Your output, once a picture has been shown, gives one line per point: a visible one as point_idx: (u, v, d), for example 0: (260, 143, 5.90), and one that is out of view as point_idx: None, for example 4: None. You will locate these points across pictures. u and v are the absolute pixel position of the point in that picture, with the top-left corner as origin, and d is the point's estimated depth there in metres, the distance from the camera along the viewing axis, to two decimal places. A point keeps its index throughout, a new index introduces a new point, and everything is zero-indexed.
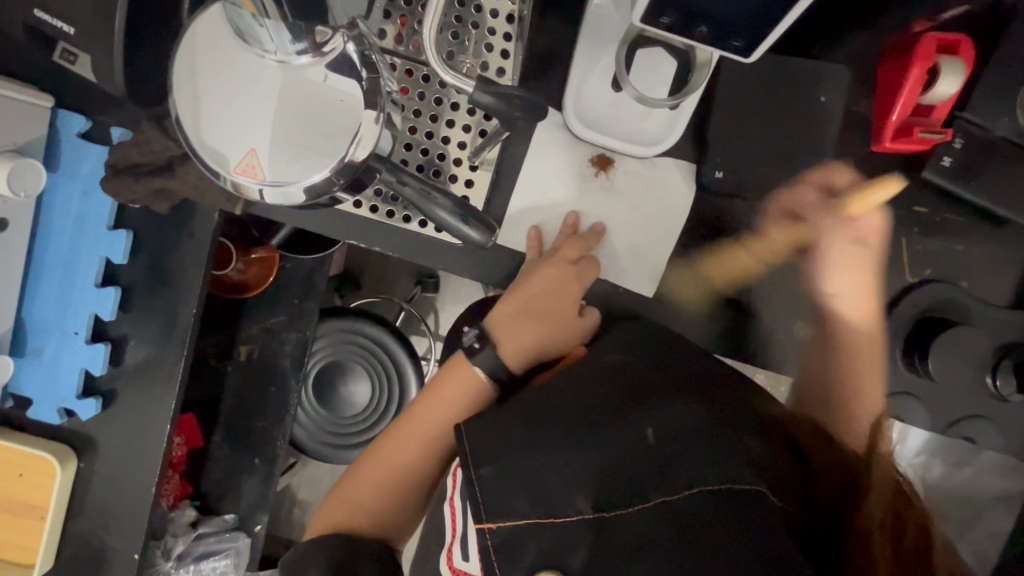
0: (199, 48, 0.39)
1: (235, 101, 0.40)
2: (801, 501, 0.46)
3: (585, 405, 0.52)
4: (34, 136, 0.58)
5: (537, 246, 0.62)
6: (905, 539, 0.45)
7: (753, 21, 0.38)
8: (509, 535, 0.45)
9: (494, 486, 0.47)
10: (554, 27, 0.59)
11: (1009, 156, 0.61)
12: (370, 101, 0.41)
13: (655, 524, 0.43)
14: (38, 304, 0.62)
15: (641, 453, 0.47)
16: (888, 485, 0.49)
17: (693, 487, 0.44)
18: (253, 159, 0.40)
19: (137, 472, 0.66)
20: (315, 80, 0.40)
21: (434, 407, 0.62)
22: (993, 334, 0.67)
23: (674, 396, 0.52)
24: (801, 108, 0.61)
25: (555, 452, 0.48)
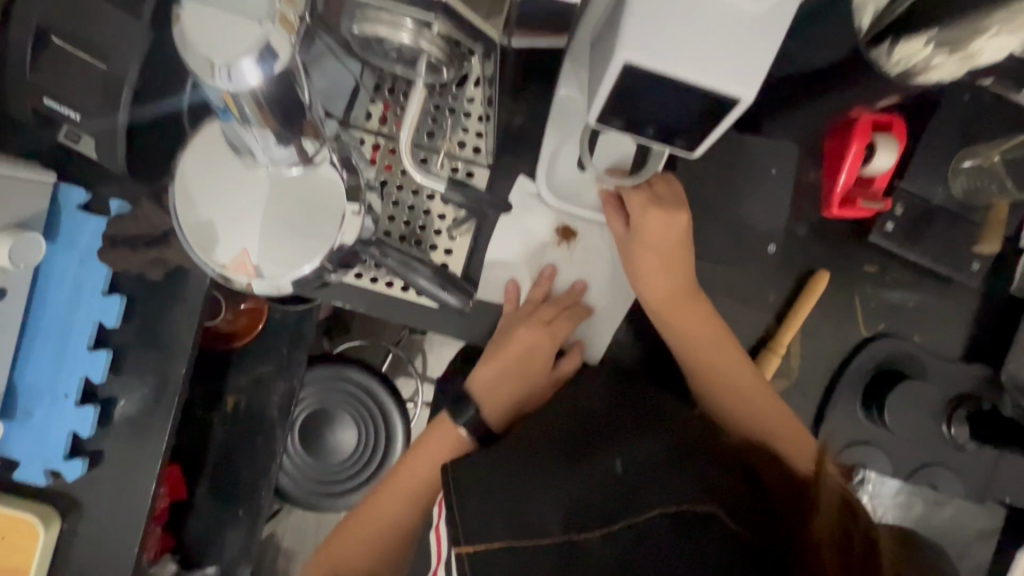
0: (201, 165, 0.43)
1: (232, 206, 0.43)
2: (761, 524, 0.49)
3: (555, 442, 0.54)
4: (36, 210, 0.61)
5: (514, 300, 0.65)
6: (853, 549, 0.45)
7: (690, 125, 0.43)
8: (484, 561, 0.47)
9: (473, 513, 0.49)
10: (527, 108, 0.64)
11: (945, 221, 0.66)
12: (352, 194, 0.43)
13: (621, 546, 0.45)
14: (31, 368, 0.64)
15: (610, 485, 0.50)
16: (837, 504, 0.50)
17: (655, 511, 0.47)
18: (246, 256, 0.43)
19: (122, 531, 0.67)
20: (303, 183, 0.43)
21: (416, 458, 0.64)
22: (947, 386, 0.71)
23: (642, 428, 0.55)
24: (757, 178, 0.66)
25: (529, 487, 0.50)
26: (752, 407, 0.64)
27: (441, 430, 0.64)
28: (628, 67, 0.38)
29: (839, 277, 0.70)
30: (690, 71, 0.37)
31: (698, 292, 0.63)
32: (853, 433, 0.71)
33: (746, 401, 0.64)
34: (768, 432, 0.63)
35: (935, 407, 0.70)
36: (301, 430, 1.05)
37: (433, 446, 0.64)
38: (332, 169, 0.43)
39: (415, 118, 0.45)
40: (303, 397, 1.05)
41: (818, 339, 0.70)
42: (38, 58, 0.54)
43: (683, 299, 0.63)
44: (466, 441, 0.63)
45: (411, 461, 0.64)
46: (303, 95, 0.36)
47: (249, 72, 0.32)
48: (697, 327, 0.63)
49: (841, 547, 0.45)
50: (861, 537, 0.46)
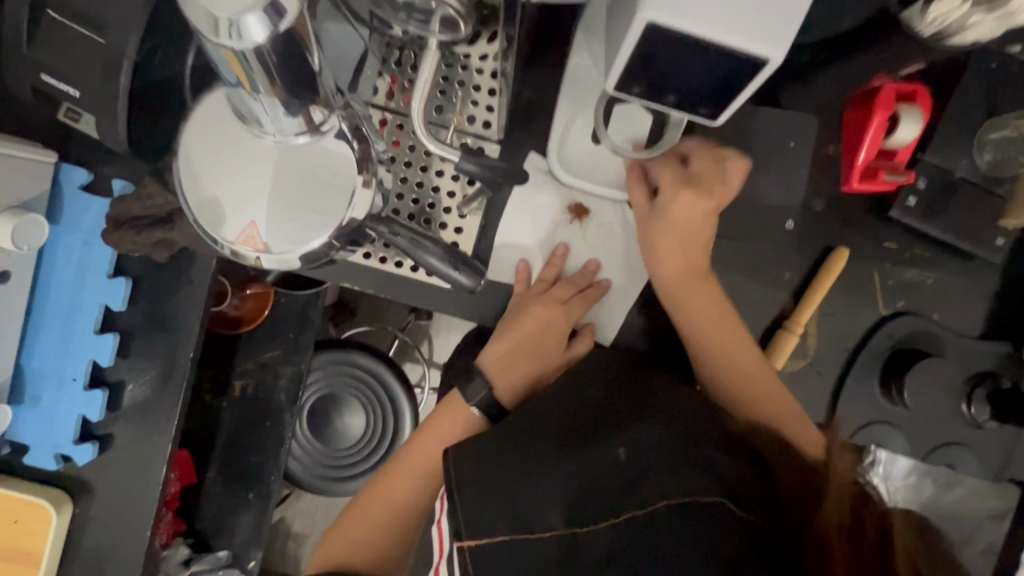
0: (205, 132, 0.41)
1: (236, 177, 0.41)
2: (767, 510, 0.47)
3: (557, 428, 0.53)
4: (39, 191, 0.60)
5: (526, 280, 0.64)
6: (864, 536, 0.45)
7: (714, 92, 0.41)
8: (487, 552, 0.48)
9: (475, 505, 0.49)
10: (539, 81, 0.62)
11: (968, 195, 0.65)
12: (363, 167, 0.43)
13: (625, 538, 0.45)
14: (38, 351, 0.63)
15: (613, 475, 0.49)
16: (846, 492, 0.49)
17: (656, 502, 0.45)
18: (254, 230, 0.42)
19: (133, 515, 0.66)
20: (312, 155, 0.42)
21: (427, 437, 0.63)
22: (966, 365, 0.70)
23: (647, 413, 0.53)
24: (775, 152, 0.64)
25: (531, 479, 0.50)
26: (761, 388, 0.63)
27: (453, 409, 0.64)
28: (651, 28, 0.36)
29: (858, 254, 0.68)
30: (721, 33, 0.35)
31: (708, 268, 0.62)
32: (870, 413, 0.70)
33: (751, 382, 0.63)
34: (781, 415, 0.61)
35: (955, 386, 0.69)
36: (309, 416, 1.05)
37: (444, 425, 0.63)
38: (340, 140, 0.42)
39: (426, 90, 0.44)
40: (310, 383, 1.04)
41: (836, 318, 0.69)
42: (36, 31, 0.53)
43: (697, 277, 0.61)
44: (479, 419, 0.63)
45: (422, 440, 0.63)
46: (314, 59, 0.35)
47: (256, 30, 0.29)
48: (706, 307, 0.62)
49: (851, 537, 0.45)
50: (873, 525, 0.46)
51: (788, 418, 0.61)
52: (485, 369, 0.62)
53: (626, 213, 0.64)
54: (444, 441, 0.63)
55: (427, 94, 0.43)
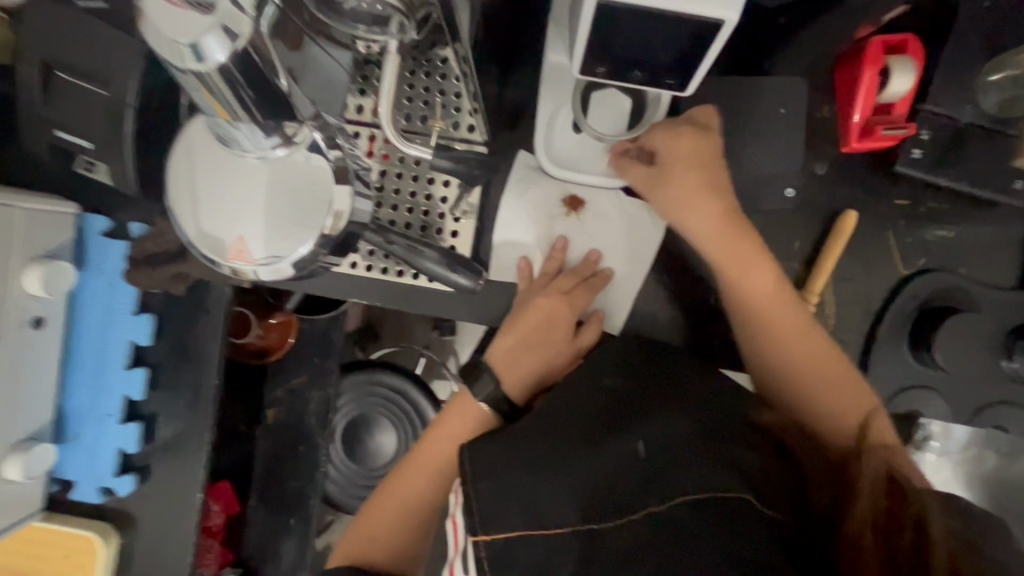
0: (187, 159, 0.40)
1: (220, 196, 0.40)
2: (789, 509, 0.46)
3: (576, 424, 0.51)
4: (63, 240, 0.64)
5: (528, 276, 0.64)
6: (903, 540, 0.41)
7: (678, 62, 0.41)
8: (503, 548, 0.44)
9: (490, 501, 0.46)
10: (519, 81, 0.64)
11: (980, 140, 0.62)
12: (340, 176, 0.41)
13: (647, 536, 0.43)
14: (76, 392, 0.67)
15: (634, 469, 0.47)
16: (880, 484, 0.47)
17: (680, 498, 0.44)
18: (244, 244, 0.41)
19: (176, 541, 0.69)
20: (290, 166, 0.40)
21: (439, 436, 0.64)
22: (1005, 318, 0.66)
23: (668, 409, 0.52)
24: (766, 120, 0.63)
25: (546, 475, 0.47)
26: (797, 354, 0.59)
27: (461, 408, 0.64)
28: (602, 4, 0.36)
29: (867, 215, 0.66)
30: (681, 1, 0.35)
31: (738, 219, 0.59)
32: (902, 378, 0.67)
33: (782, 350, 0.59)
34: (804, 398, 0.59)
35: (991, 342, 0.65)
36: (342, 437, 1.06)
37: (455, 424, 0.63)
38: (314, 152, 0.40)
39: (393, 88, 0.44)
40: (340, 406, 1.06)
41: (853, 283, 0.67)
42: (48, 91, 0.57)
43: (732, 236, 0.59)
44: (489, 416, 0.62)
45: (435, 438, 0.64)
46: (282, 80, 0.34)
47: (218, 50, 0.29)
48: (741, 272, 0.59)
49: (886, 539, 0.42)
50: (910, 521, 0.42)
51: (825, 393, 0.58)
52: (495, 368, 0.62)
53: (621, 199, 0.64)
54: (456, 437, 0.63)
55: (394, 91, 0.44)
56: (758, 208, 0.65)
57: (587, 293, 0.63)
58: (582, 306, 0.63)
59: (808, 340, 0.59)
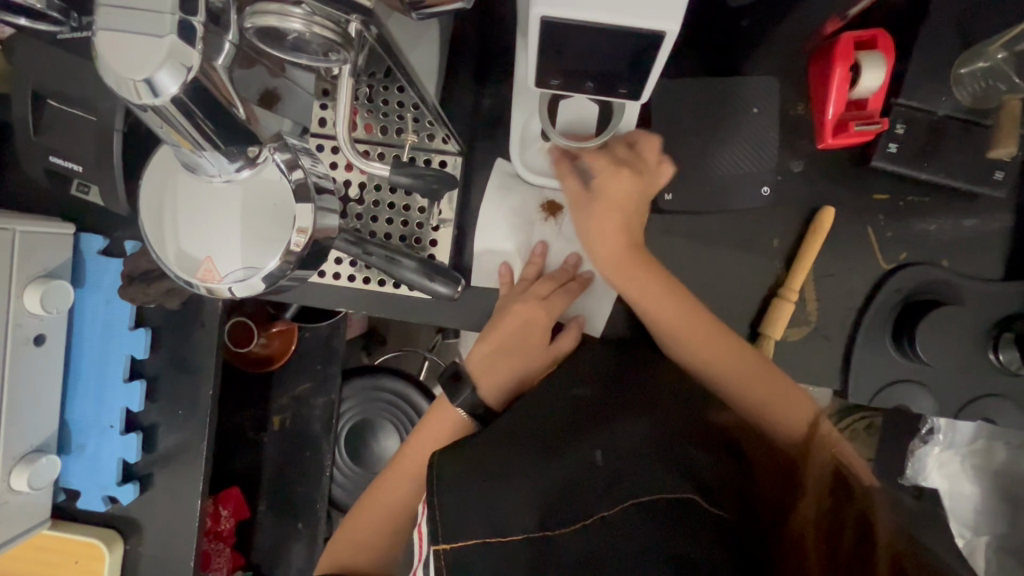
0: (152, 185, 0.41)
1: (188, 217, 0.41)
2: (738, 508, 0.46)
3: (539, 433, 0.53)
4: (62, 260, 0.67)
5: (508, 282, 0.65)
6: (843, 537, 0.42)
7: (629, 72, 0.43)
8: (461, 555, 0.46)
9: (454, 509, 0.48)
10: (494, 89, 0.65)
11: (958, 132, 0.62)
12: (303, 194, 0.41)
13: (600, 541, 0.44)
14: (79, 404, 0.70)
15: (591, 475, 0.48)
16: (826, 482, 0.47)
17: (630, 501, 0.45)
18: (212, 264, 0.41)
19: (180, 547, 0.72)
20: (255, 187, 0.40)
21: (420, 442, 0.65)
22: (990, 310, 0.65)
23: (622, 413, 0.53)
24: (741, 120, 0.63)
25: (504, 480, 0.49)
26: (743, 358, 0.60)
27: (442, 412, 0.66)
28: (547, 22, 0.38)
29: (848, 211, 0.66)
30: (620, 15, 0.36)
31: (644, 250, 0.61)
32: (888, 373, 0.66)
33: (732, 355, 0.60)
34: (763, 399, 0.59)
35: (976, 334, 0.65)
36: (346, 443, 1.08)
37: (435, 429, 0.65)
38: (277, 171, 0.41)
39: (349, 104, 0.45)
40: (343, 411, 1.07)
41: (836, 279, 0.67)
42: (40, 120, 0.60)
43: (646, 275, 0.60)
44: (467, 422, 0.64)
45: (416, 443, 0.65)
46: (238, 110, 0.36)
47: (171, 83, 0.31)
48: (681, 290, 0.60)
49: (828, 532, 0.42)
50: (853, 520, 0.42)
51: (772, 398, 0.59)
52: (472, 372, 0.64)
53: None
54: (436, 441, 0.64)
55: (350, 106, 0.45)
56: (740, 207, 0.65)
57: (562, 297, 0.64)
58: (560, 311, 0.64)
59: (739, 348, 0.60)
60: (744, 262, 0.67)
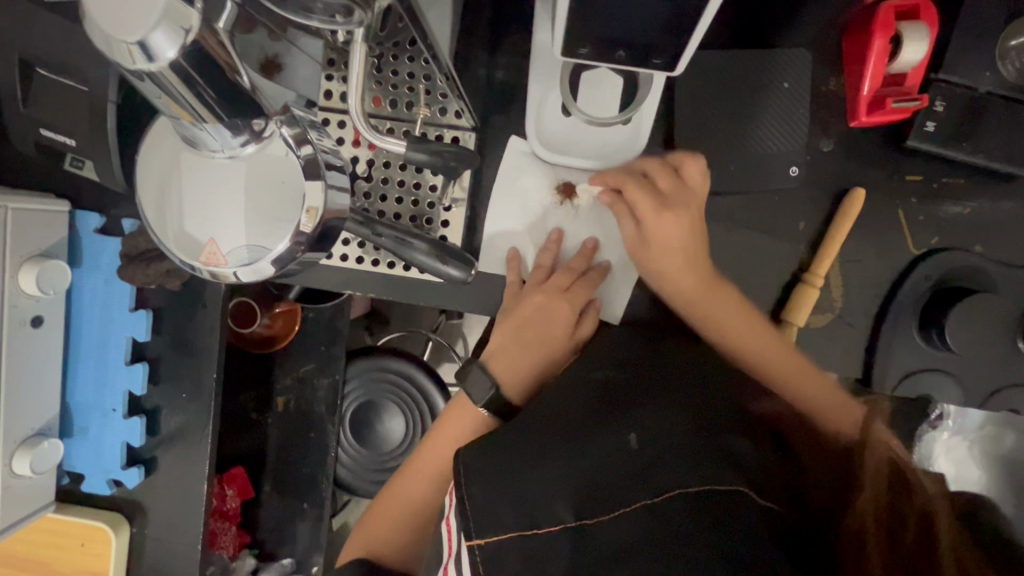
0: (151, 161, 0.38)
1: (189, 197, 0.37)
2: (788, 503, 0.45)
3: (573, 418, 0.51)
4: (57, 239, 0.64)
5: (517, 268, 0.63)
6: (905, 535, 0.41)
7: (666, 41, 0.43)
8: (495, 551, 0.44)
9: (483, 500, 0.46)
10: (510, 61, 0.62)
11: (999, 110, 0.58)
12: (312, 171, 0.38)
13: (640, 532, 0.41)
14: (79, 387, 0.68)
15: (627, 463, 0.46)
16: (883, 475, 0.46)
17: (673, 492, 0.43)
18: (216, 247, 0.38)
19: (186, 530, 0.71)
20: (260, 164, 0.37)
21: (440, 441, 0.63)
22: (1019, 297, 0.63)
23: (663, 401, 0.51)
24: (770, 95, 0.60)
25: (537, 469, 0.47)
26: (775, 356, 0.61)
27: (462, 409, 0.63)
28: None
29: (878, 193, 0.63)
30: None
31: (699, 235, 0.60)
32: (912, 361, 0.64)
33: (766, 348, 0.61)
34: (799, 390, 0.60)
35: (1006, 322, 0.62)
36: (351, 424, 1.05)
37: (455, 428, 0.63)
38: (284, 146, 0.38)
39: (362, 73, 0.42)
40: (347, 392, 1.04)
41: (863, 264, 0.64)
42: (29, 90, 0.56)
43: (689, 270, 0.60)
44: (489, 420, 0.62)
45: (435, 439, 0.64)
46: (244, 79, 0.33)
47: (167, 46, 0.28)
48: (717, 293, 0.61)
49: (888, 532, 0.41)
50: (915, 516, 0.41)
51: (807, 393, 0.60)
52: (486, 363, 0.62)
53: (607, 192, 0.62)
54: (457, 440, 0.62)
55: (363, 76, 0.41)
56: (767, 187, 0.62)
57: (580, 287, 0.62)
58: (581, 302, 0.62)
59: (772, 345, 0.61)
60: (767, 245, 0.64)
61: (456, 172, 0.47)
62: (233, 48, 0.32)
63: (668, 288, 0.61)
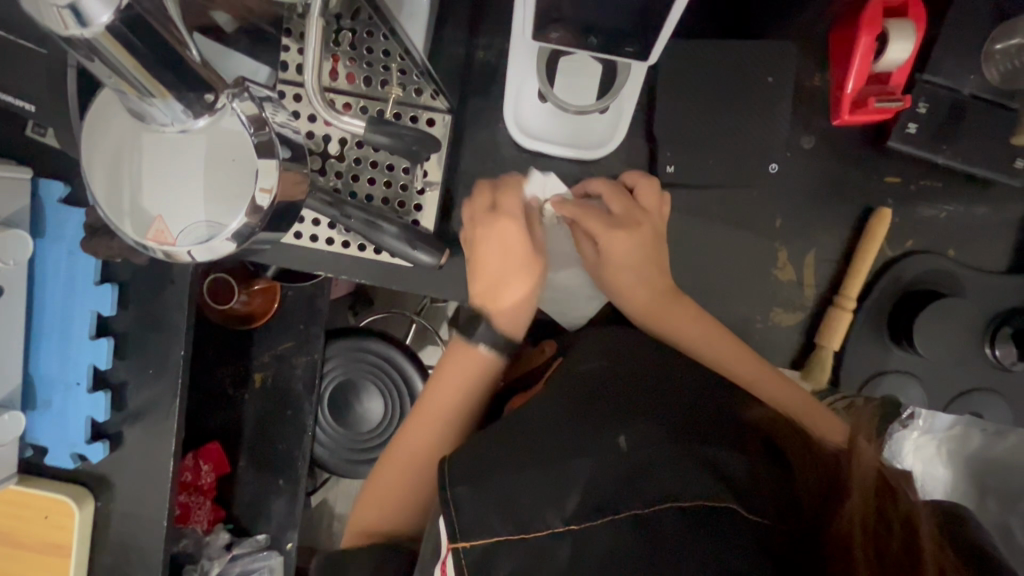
0: (96, 132, 0.36)
1: (140, 170, 0.36)
2: (778, 513, 0.43)
3: (557, 421, 0.49)
4: (18, 208, 0.62)
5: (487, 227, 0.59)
6: (890, 538, 0.40)
7: (640, 27, 0.42)
8: (486, 553, 0.42)
9: (471, 504, 0.44)
10: (491, 43, 0.60)
11: (981, 114, 0.58)
12: (265, 149, 0.37)
13: (631, 539, 0.40)
14: (42, 360, 0.67)
15: (615, 468, 0.44)
16: (869, 480, 0.44)
17: (662, 503, 0.41)
18: (165, 224, 0.37)
19: (152, 504, 0.70)
20: (212, 138, 0.36)
21: (442, 388, 0.61)
22: (989, 301, 0.64)
23: (646, 410, 0.49)
24: (752, 89, 0.59)
25: (527, 471, 0.45)
26: (749, 359, 0.61)
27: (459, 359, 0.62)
28: None
29: (858, 193, 0.63)
30: None
31: (659, 240, 0.61)
32: (880, 362, 0.65)
33: (732, 356, 0.61)
34: (791, 400, 0.59)
35: (974, 327, 0.63)
36: (329, 403, 1.03)
37: (457, 374, 0.61)
38: (238, 122, 0.36)
39: (320, 44, 0.40)
40: (326, 371, 1.03)
41: (838, 263, 0.64)
42: None
43: (658, 279, 0.61)
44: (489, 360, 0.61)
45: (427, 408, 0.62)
46: (193, 52, 0.32)
47: (100, 9, 0.26)
48: (670, 312, 0.61)
49: (874, 539, 0.40)
50: (899, 522, 0.41)
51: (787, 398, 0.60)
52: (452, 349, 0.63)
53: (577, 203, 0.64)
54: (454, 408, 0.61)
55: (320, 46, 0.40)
56: (748, 182, 0.61)
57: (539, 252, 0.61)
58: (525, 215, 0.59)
59: (740, 356, 0.61)
60: (744, 241, 0.63)
61: (420, 157, 0.46)
62: (181, 17, 0.31)
63: (645, 280, 0.61)
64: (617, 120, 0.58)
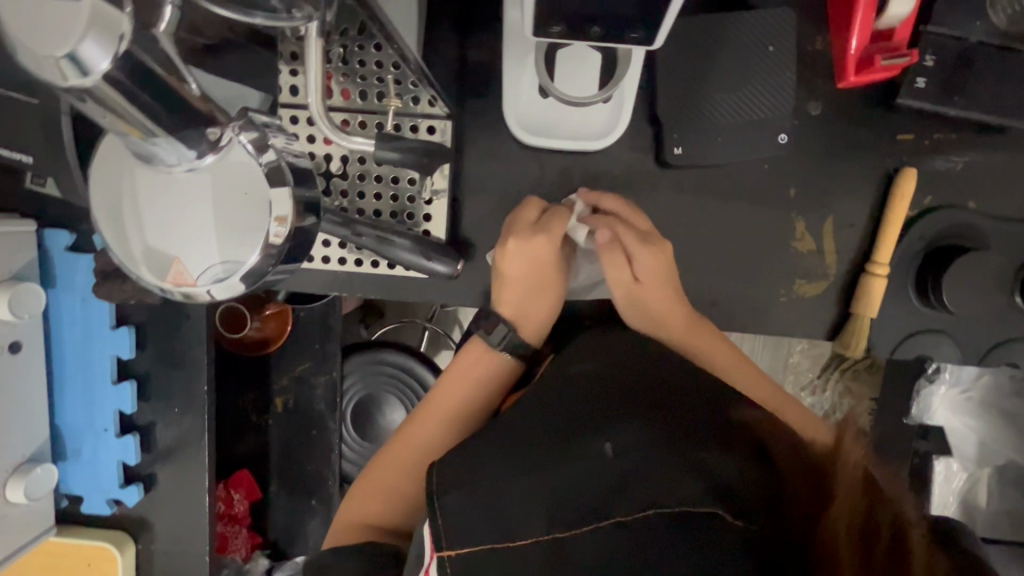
0: (101, 177, 0.35)
1: (150, 212, 0.35)
2: (767, 510, 0.40)
3: (545, 427, 0.47)
4: (27, 261, 0.62)
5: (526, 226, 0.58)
6: (878, 540, 0.36)
7: (642, 13, 0.41)
8: (470, 564, 0.39)
9: (459, 510, 0.41)
10: (483, 41, 0.59)
11: (991, 61, 0.56)
12: (278, 179, 0.36)
13: (611, 546, 0.38)
14: (68, 409, 0.67)
15: (601, 475, 0.42)
16: (860, 478, 0.40)
17: (646, 510, 0.39)
18: (182, 265, 0.36)
19: (192, 541, 0.70)
20: (220, 174, 0.35)
21: (452, 382, 0.61)
22: (1014, 250, 0.62)
23: (633, 410, 0.47)
24: (753, 60, 0.58)
25: (513, 478, 0.42)
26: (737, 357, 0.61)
27: (472, 356, 0.62)
28: None
29: (870, 153, 0.61)
30: None
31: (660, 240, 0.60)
32: (910, 322, 0.64)
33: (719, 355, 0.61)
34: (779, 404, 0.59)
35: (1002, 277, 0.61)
36: (352, 418, 1.03)
37: (467, 366, 0.61)
38: (245, 153, 0.35)
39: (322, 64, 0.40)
40: (346, 388, 1.03)
41: (857, 227, 0.63)
42: None
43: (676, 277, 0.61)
44: (505, 363, 0.61)
45: (419, 422, 0.61)
46: (193, 87, 0.31)
47: (100, 57, 0.25)
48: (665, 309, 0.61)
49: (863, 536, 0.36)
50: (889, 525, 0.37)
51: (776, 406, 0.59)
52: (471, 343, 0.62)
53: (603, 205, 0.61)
54: (447, 418, 0.61)
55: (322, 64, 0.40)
56: (757, 154, 0.60)
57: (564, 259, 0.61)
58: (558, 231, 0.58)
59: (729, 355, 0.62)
60: (760, 215, 0.62)
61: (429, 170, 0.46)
62: (179, 54, 0.30)
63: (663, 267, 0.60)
64: (620, 108, 0.57)
